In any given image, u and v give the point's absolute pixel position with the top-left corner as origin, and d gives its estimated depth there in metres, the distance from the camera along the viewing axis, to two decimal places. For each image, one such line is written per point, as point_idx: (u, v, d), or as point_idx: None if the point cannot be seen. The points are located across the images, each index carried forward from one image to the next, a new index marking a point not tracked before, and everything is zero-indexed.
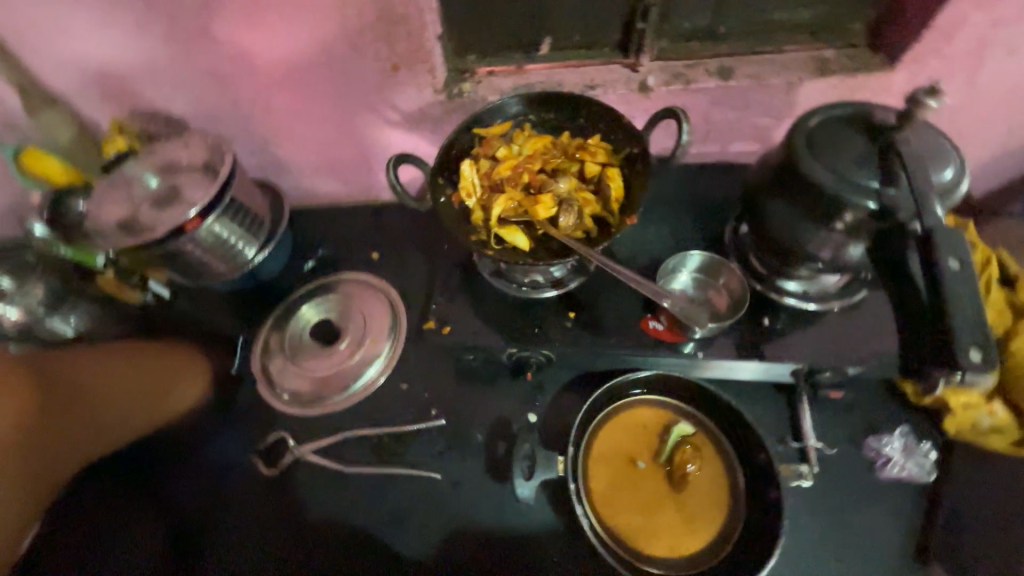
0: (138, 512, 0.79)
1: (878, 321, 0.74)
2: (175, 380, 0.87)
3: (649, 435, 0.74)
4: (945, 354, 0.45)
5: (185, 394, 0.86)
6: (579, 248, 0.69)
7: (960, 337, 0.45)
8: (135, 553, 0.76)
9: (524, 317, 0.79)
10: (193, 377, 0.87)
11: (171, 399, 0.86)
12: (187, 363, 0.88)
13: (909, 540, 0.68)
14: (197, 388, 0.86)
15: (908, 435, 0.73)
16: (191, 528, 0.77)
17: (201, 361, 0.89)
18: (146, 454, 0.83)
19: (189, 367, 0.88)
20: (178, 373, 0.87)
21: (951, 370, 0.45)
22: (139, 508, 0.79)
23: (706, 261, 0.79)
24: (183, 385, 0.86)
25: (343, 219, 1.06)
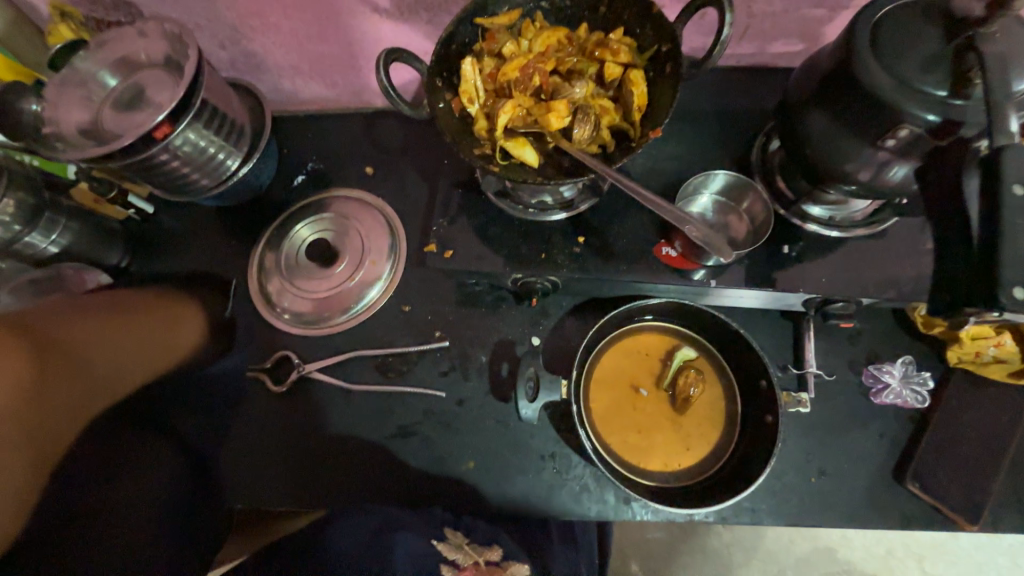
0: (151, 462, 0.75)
1: (905, 250, 0.70)
2: (173, 326, 0.80)
3: (652, 359, 0.75)
4: (987, 292, 0.42)
5: (187, 338, 0.81)
6: (594, 164, 0.62)
7: (1012, 271, 0.40)
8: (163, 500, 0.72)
9: (530, 241, 0.75)
10: (192, 320, 0.82)
11: (175, 345, 0.80)
12: (182, 308, 0.82)
13: (891, 459, 0.71)
14: (197, 329, 0.82)
15: (909, 363, 0.73)
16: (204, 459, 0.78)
17: (193, 304, 0.84)
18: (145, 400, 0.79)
19: (186, 312, 0.82)
20: (175, 319, 0.80)
21: (991, 306, 0.42)
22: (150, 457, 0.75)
23: (729, 182, 0.74)
24: (183, 330, 0.81)
25: (331, 128, 0.96)
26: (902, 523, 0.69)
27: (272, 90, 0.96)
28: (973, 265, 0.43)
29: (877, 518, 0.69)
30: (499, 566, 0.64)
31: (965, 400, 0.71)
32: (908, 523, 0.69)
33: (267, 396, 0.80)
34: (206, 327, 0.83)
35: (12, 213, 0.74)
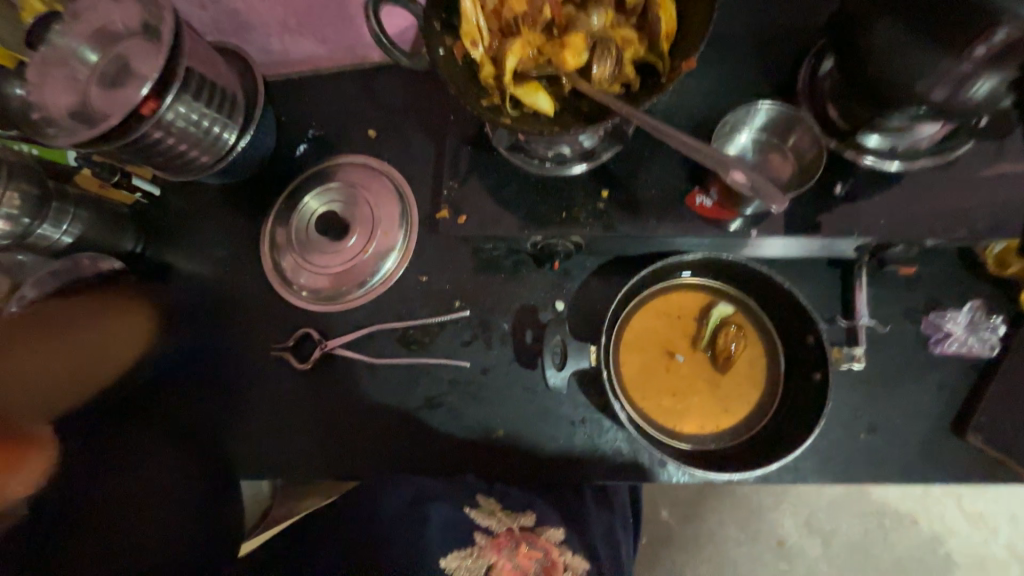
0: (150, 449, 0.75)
1: (979, 181, 0.61)
2: (121, 327, 0.83)
3: (687, 319, 0.71)
4: None
5: (136, 338, 0.84)
6: (618, 107, 0.55)
7: None
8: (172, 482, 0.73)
9: (549, 200, 0.70)
10: (139, 322, 0.85)
11: (124, 350, 0.82)
12: (130, 312, 0.84)
13: (950, 412, 0.66)
14: (146, 328, 0.85)
15: (978, 309, 0.66)
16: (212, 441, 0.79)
17: (138, 306, 0.85)
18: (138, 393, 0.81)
19: (134, 316, 0.85)
20: (119, 322, 0.83)
21: None
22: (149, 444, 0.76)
23: (774, 117, 0.67)
24: (127, 334, 0.83)
25: (329, 90, 0.90)
26: (960, 477, 0.65)
27: (261, 52, 0.90)
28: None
29: (931, 473, 0.65)
30: (532, 532, 0.64)
31: None
32: (967, 477, 0.65)
33: (293, 374, 0.81)
34: (156, 327, 0.85)
35: (19, 205, 0.73)
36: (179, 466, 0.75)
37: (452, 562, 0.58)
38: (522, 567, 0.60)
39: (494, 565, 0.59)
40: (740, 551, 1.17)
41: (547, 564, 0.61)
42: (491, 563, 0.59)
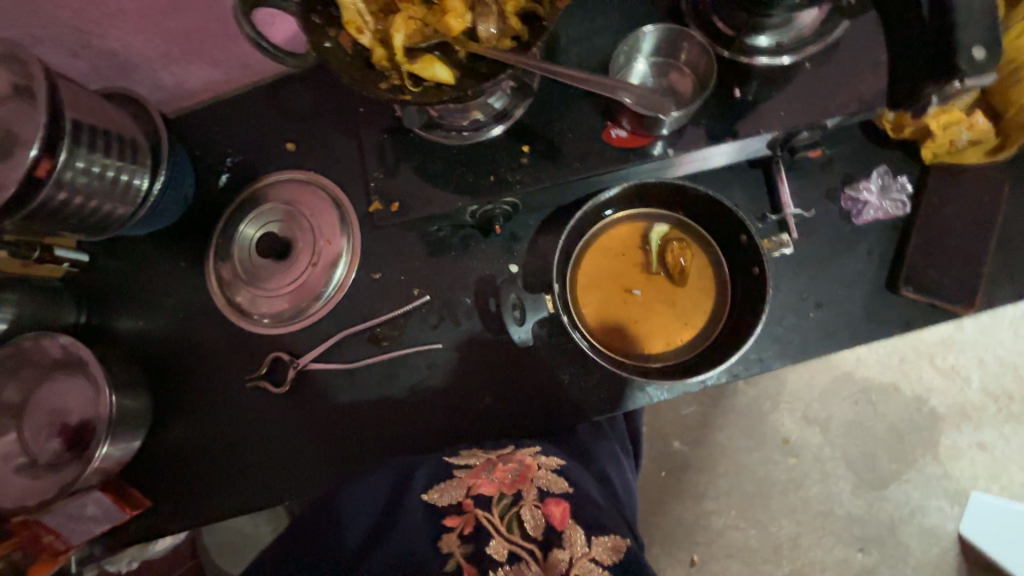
0: (182, 489, 0.81)
1: (862, 55, 0.64)
2: None
3: (633, 250, 0.74)
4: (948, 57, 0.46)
5: None
6: (509, 58, 0.56)
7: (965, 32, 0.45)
8: (207, 513, 0.80)
9: (475, 167, 0.71)
10: None
11: None
12: None
13: (884, 274, 0.71)
14: None
15: (886, 174, 0.72)
16: (223, 465, 0.81)
17: None
18: (144, 443, 0.83)
19: None
20: None
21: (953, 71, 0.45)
22: (181, 484, 0.82)
23: (661, 38, 0.69)
24: None
25: (237, 113, 0.88)
26: (905, 329, 0.71)
27: (154, 90, 0.87)
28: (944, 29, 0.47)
29: (879, 332, 0.71)
30: (510, 453, 0.67)
31: (946, 193, 0.70)
32: (910, 328, 0.71)
33: (274, 399, 0.81)
34: None
35: None
36: (206, 498, 0.81)
37: (433, 495, 0.60)
38: (500, 479, 0.61)
39: (473, 486, 0.61)
40: (750, 458, 1.25)
41: (522, 468, 0.63)
42: (470, 485, 0.61)
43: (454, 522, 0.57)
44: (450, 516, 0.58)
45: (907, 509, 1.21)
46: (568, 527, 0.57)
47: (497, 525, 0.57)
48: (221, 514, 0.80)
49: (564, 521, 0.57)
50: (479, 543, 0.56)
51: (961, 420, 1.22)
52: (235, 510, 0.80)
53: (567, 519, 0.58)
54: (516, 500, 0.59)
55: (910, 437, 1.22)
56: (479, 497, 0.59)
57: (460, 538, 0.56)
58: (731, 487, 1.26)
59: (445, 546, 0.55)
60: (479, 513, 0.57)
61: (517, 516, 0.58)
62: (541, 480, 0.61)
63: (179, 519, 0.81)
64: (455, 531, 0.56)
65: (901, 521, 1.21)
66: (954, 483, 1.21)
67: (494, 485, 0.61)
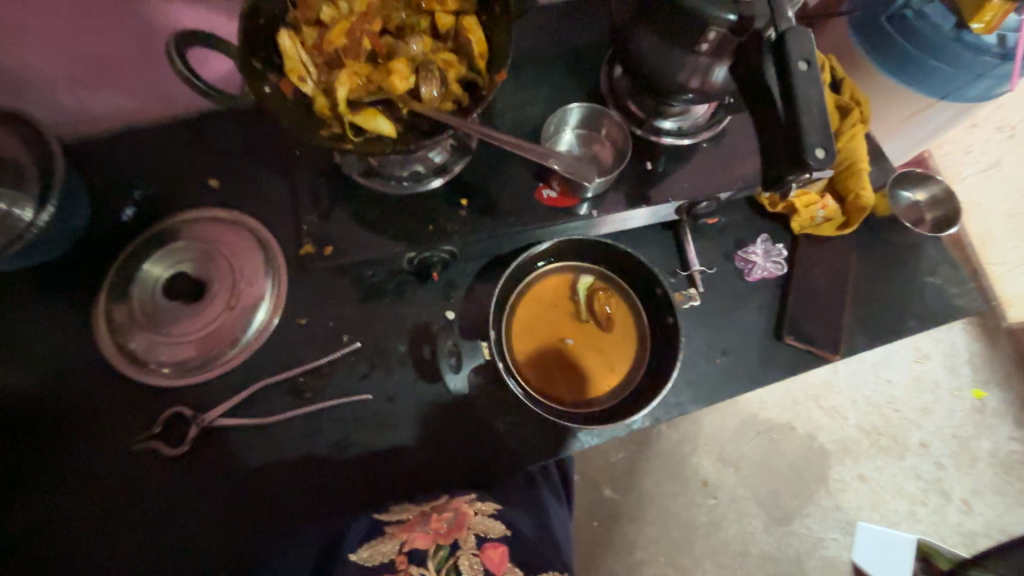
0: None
1: (742, 144, 0.78)
2: None
3: (563, 299, 0.79)
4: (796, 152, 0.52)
5: None
6: (450, 119, 0.61)
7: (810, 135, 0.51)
8: None
9: (414, 216, 0.73)
10: None
11: None
12: None
13: (772, 324, 0.83)
14: None
15: (768, 240, 0.85)
16: (91, 545, 0.68)
17: None
18: None
19: None
20: None
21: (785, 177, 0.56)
22: (30, 573, 0.66)
23: (586, 114, 0.79)
24: None
25: (154, 146, 0.83)
26: (792, 373, 0.81)
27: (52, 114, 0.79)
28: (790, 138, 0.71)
29: (773, 375, 0.81)
30: (445, 502, 0.66)
31: (812, 257, 0.84)
32: (796, 371, 0.81)
33: (167, 463, 0.70)
34: None
35: None
36: None
37: (363, 553, 0.59)
38: (435, 530, 0.61)
39: (406, 541, 0.60)
40: (673, 500, 1.31)
41: (458, 517, 0.63)
42: (403, 540, 0.60)
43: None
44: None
45: (810, 543, 1.32)
46: (506, 571, 0.59)
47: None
48: None
49: (501, 566, 0.59)
50: None
51: (844, 454, 1.39)
52: None
53: (505, 562, 0.59)
54: (453, 551, 0.59)
55: (808, 473, 1.36)
56: (413, 552, 0.59)
57: None
58: (658, 531, 1.29)
59: None
60: (413, 570, 0.57)
61: (455, 567, 0.58)
62: (479, 527, 0.62)
63: None
64: None
65: (806, 555, 1.32)
66: (845, 514, 1.35)
67: (429, 537, 0.60)
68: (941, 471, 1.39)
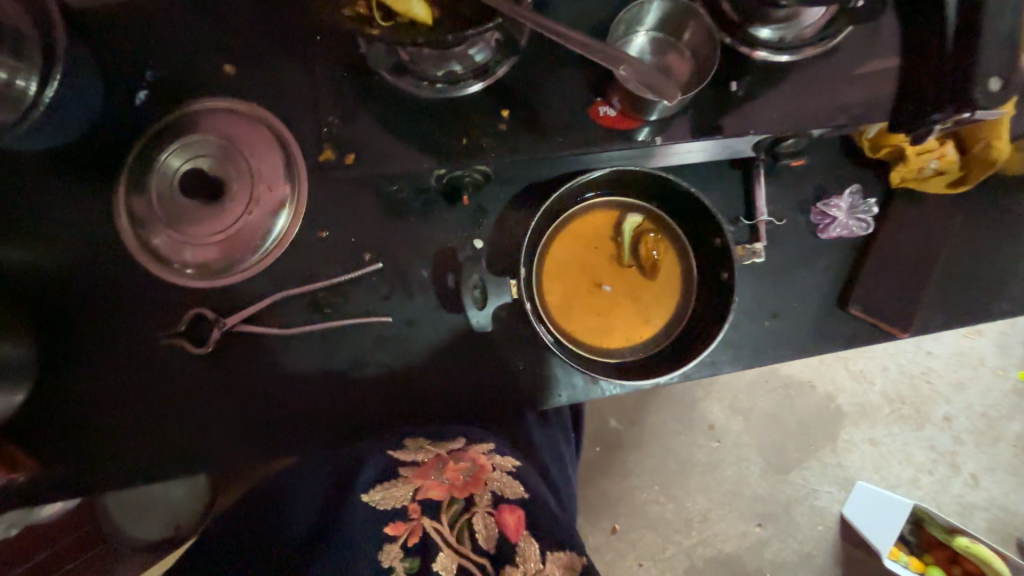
0: (81, 448, 0.71)
1: (856, 67, 0.62)
2: None
3: (604, 238, 0.71)
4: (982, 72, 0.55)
5: None
6: (499, 3, 0.49)
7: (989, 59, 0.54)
8: (110, 475, 0.71)
9: (446, 126, 0.64)
10: None
11: None
12: None
13: (835, 290, 0.73)
14: None
15: (857, 193, 0.72)
16: (131, 426, 0.72)
17: None
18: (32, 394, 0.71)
19: None
20: None
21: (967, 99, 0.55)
22: (79, 443, 0.71)
23: (666, 11, 0.63)
24: None
25: (158, 12, 0.71)
26: (846, 345, 0.74)
27: None
28: (949, 67, 0.57)
29: (824, 345, 0.73)
30: (460, 449, 0.68)
31: (905, 218, 0.72)
32: (852, 344, 0.74)
33: (193, 360, 0.72)
34: None
35: None
36: (110, 461, 0.71)
37: (375, 496, 0.63)
38: (451, 481, 0.64)
39: (420, 488, 0.63)
40: (678, 440, 1.33)
41: (475, 470, 0.66)
42: (417, 487, 0.63)
43: (399, 530, 0.59)
44: (392, 524, 0.60)
45: (802, 492, 1.33)
46: (521, 538, 0.60)
47: (447, 537, 0.60)
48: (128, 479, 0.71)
49: (517, 532, 0.60)
50: (426, 555, 0.58)
51: (860, 418, 1.35)
52: (144, 476, 0.72)
53: (520, 529, 0.61)
54: (468, 506, 0.62)
55: (816, 431, 1.34)
56: (427, 502, 0.62)
57: (403, 550, 0.58)
58: (662, 469, 1.32)
59: (386, 558, 0.57)
60: (427, 521, 0.60)
61: (469, 524, 0.61)
62: (495, 485, 0.66)
63: (77, 480, 0.71)
64: (399, 539, 0.59)
65: (795, 501, 1.33)
66: (844, 471, 1.34)
67: (444, 488, 0.64)
68: (957, 445, 1.34)
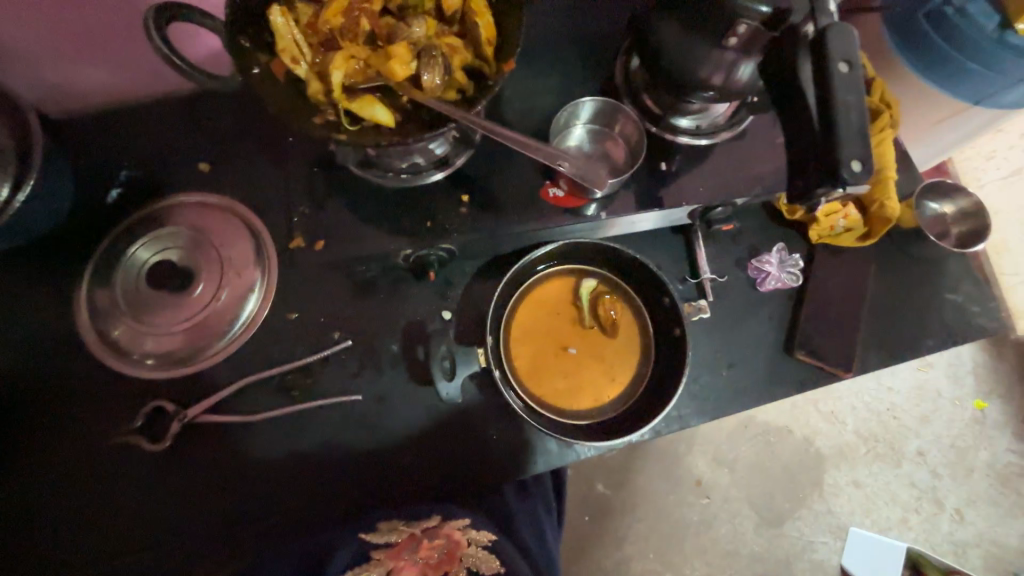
0: (8, 569, 0.64)
1: (763, 146, 0.73)
2: None
3: (564, 304, 0.75)
4: None
5: None
6: (454, 112, 0.56)
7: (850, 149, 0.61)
8: None
9: (412, 211, 0.70)
10: None
11: None
12: None
13: (782, 338, 0.79)
14: None
15: (783, 249, 0.81)
16: (70, 536, 0.65)
17: None
18: None
19: None
20: None
21: None
22: (5, 562, 0.64)
23: (598, 108, 0.74)
24: None
25: (136, 123, 0.77)
26: (802, 389, 0.78)
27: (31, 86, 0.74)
28: None
29: (782, 389, 0.78)
30: (436, 526, 0.66)
31: (830, 269, 0.80)
32: (806, 387, 0.78)
33: (147, 457, 0.68)
34: None
35: None
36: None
37: None
38: (425, 561, 0.64)
39: (393, 568, 0.62)
40: (665, 499, 1.30)
41: (452, 548, 0.65)
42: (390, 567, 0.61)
43: None
44: None
45: (800, 545, 1.31)
46: None
47: None
48: None
49: None
50: None
51: (841, 459, 1.37)
52: None
53: None
54: None
55: (802, 477, 1.34)
56: None
57: None
58: (651, 531, 1.28)
59: None
60: None
61: None
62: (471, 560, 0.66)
63: None
64: None
65: (795, 557, 1.30)
66: (836, 519, 1.33)
67: (417, 567, 0.63)
68: (936, 480, 1.37)
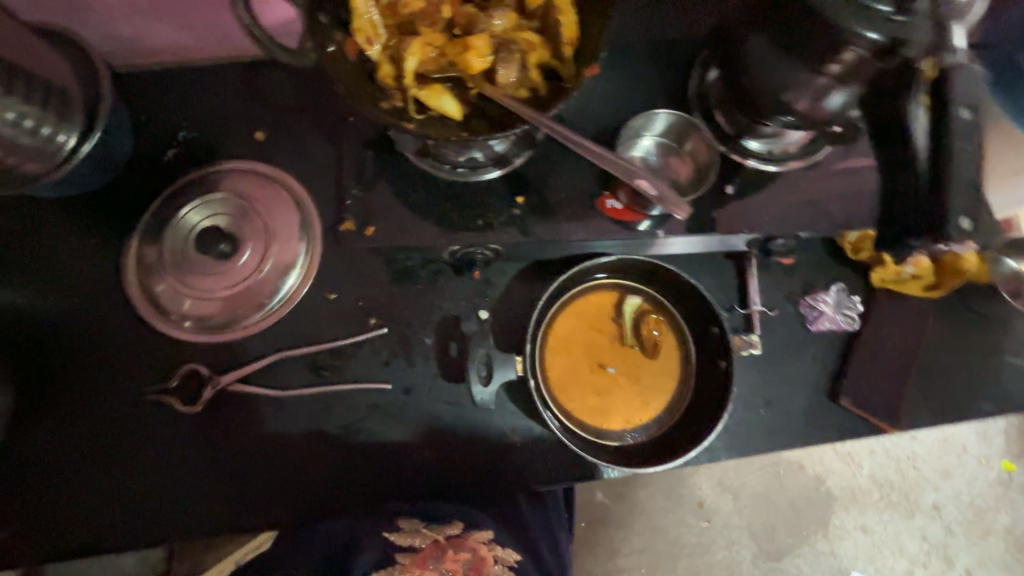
0: (35, 504, 0.66)
1: (836, 179, 0.69)
2: None
3: (607, 318, 0.73)
4: None
5: None
6: (526, 113, 0.53)
7: None
8: (61, 536, 0.66)
9: (463, 206, 0.68)
10: None
11: None
12: None
13: (826, 381, 0.76)
14: None
15: (842, 290, 0.77)
16: (96, 482, 0.67)
17: None
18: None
19: None
20: None
21: None
22: (33, 497, 0.67)
23: (673, 122, 0.70)
24: None
25: (201, 87, 0.78)
26: (840, 437, 0.75)
27: (103, 37, 0.74)
28: None
29: (818, 435, 0.74)
30: (460, 536, 0.67)
31: (888, 317, 0.76)
32: (843, 436, 0.75)
33: (177, 418, 0.69)
34: None
35: None
36: (65, 519, 0.66)
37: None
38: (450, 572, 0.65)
39: None
40: (666, 518, 1.27)
41: (475, 561, 0.67)
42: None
43: None
44: None
45: None
46: None
47: None
48: (80, 543, 0.66)
49: None
50: None
51: (851, 503, 1.32)
52: (93, 537, 0.66)
53: None
54: None
55: (809, 516, 1.30)
56: None
57: None
58: (649, 549, 1.26)
59: None
60: None
61: None
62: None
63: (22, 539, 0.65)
64: None
65: None
66: (837, 560, 1.29)
67: None
68: (949, 537, 1.32)
